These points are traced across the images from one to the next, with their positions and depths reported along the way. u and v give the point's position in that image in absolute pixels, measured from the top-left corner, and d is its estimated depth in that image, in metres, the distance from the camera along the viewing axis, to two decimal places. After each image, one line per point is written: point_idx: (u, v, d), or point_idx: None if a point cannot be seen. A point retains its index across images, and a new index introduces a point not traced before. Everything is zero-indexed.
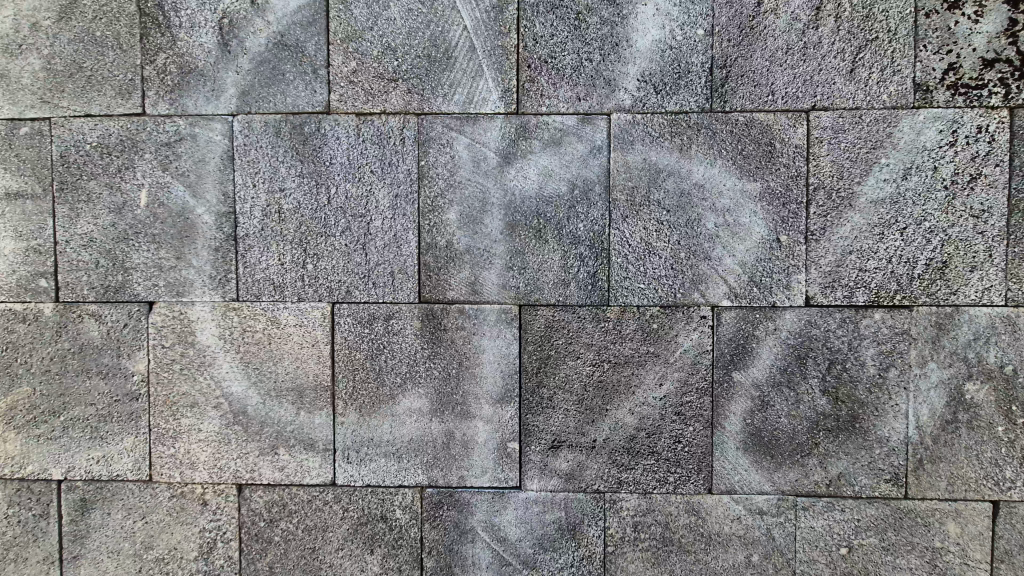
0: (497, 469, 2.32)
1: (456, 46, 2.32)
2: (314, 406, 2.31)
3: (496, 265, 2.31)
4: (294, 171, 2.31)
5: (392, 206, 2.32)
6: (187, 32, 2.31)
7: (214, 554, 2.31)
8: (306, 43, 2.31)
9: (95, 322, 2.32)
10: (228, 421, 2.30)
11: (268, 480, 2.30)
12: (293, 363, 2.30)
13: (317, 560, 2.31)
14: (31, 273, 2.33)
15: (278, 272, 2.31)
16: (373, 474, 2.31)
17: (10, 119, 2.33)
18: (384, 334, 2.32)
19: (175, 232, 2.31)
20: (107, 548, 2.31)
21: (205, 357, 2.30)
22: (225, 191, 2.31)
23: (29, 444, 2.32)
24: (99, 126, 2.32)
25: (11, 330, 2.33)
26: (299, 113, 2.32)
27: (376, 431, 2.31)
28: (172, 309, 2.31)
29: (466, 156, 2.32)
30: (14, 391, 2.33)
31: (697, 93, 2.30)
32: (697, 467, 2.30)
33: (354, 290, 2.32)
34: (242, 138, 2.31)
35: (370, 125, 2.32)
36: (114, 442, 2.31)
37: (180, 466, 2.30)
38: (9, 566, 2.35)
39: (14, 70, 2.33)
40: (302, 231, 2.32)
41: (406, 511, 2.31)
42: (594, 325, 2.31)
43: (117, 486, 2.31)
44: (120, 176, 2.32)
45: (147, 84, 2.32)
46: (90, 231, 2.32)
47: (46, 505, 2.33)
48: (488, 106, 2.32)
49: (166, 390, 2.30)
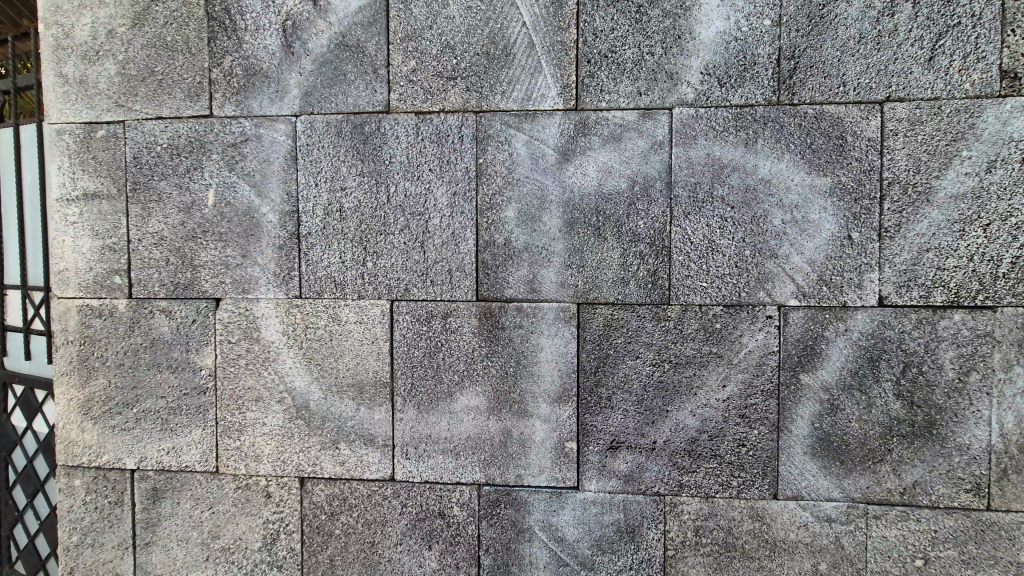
0: (555, 469, 2.30)
1: (514, 43, 2.31)
2: (373, 401, 2.33)
3: (554, 263, 2.29)
4: (355, 171, 2.34)
5: (450, 204, 2.33)
6: (253, 35, 2.37)
7: (277, 545, 2.36)
8: (366, 43, 2.34)
9: (165, 318, 2.40)
10: (291, 415, 2.35)
11: (329, 474, 2.34)
12: (353, 359, 2.34)
13: (376, 554, 2.33)
14: (106, 270, 2.42)
15: (338, 270, 2.35)
16: (431, 471, 2.32)
17: (87, 123, 2.44)
18: (442, 332, 2.33)
19: (241, 230, 2.37)
20: (177, 536, 2.39)
21: (269, 352, 2.35)
22: (289, 190, 2.36)
23: (105, 434, 2.42)
24: (169, 127, 2.39)
25: (88, 325, 2.43)
26: (360, 113, 2.35)
27: (434, 427, 2.32)
28: (238, 306, 2.37)
29: (525, 153, 2.30)
30: (92, 384, 2.43)
31: (763, 86, 2.22)
32: (761, 471, 2.23)
33: (413, 288, 2.33)
34: (305, 138, 2.35)
35: (429, 123, 2.33)
36: (183, 434, 2.38)
37: (246, 458, 2.36)
38: (86, 551, 2.45)
39: (91, 75, 2.43)
40: (362, 229, 2.35)
41: (463, 508, 2.31)
42: (654, 324, 2.26)
43: (186, 476, 2.39)
44: (189, 177, 2.39)
45: (214, 87, 2.38)
46: (161, 230, 2.40)
47: (120, 493, 2.42)
48: (546, 103, 2.30)
49: (232, 384, 2.37)
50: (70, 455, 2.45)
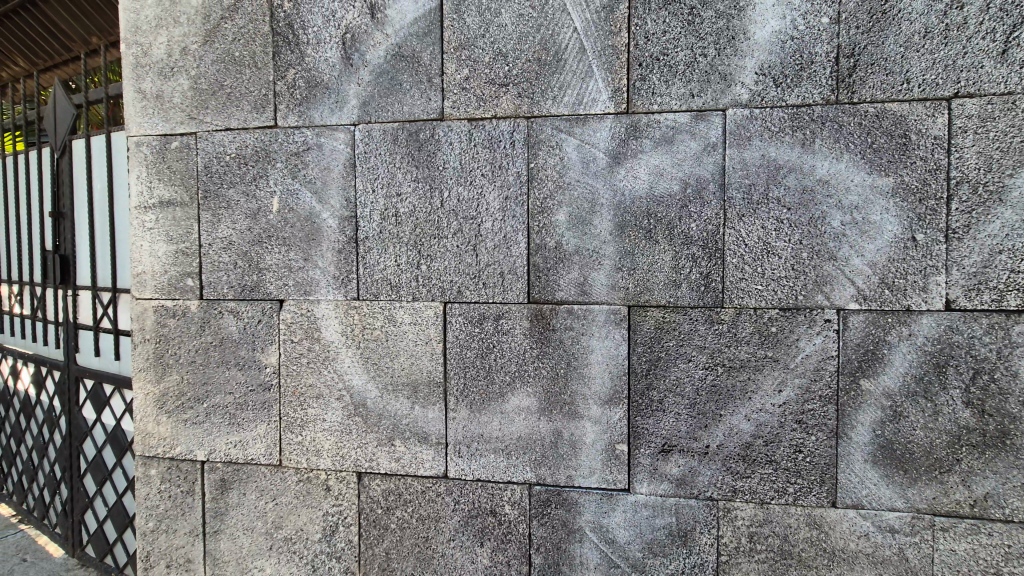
0: (606, 470, 2.31)
1: (566, 49, 2.34)
2: (427, 401, 2.40)
3: (605, 265, 2.31)
4: (411, 177, 2.42)
5: (502, 208, 2.37)
6: (315, 48, 2.48)
7: (336, 536, 2.46)
8: (422, 53, 2.41)
9: (233, 317, 2.53)
10: (350, 412, 2.45)
11: (385, 470, 2.42)
12: (408, 359, 2.41)
13: (430, 549, 2.40)
14: (180, 273, 2.58)
15: (394, 273, 2.43)
16: (483, 469, 2.37)
17: (163, 134, 2.60)
18: (493, 333, 2.37)
19: (302, 234, 2.49)
20: (243, 525, 2.52)
21: (329, 351, 2.46)
22: (348, 196, 2.46)
23: (178, 426, 2.58)
24: (237, 137, 2.53)
25: (163, 325, 2.59)
26: (415, 121, 2.42)
27: (486, 427, 2.37)
28: (300, 307, 2.48)
29: (576, 157, 2.32)
30: (166, 380, 2.59)
31: (821, 85, 2.18)
32: (819, 478, 2.18)
33: (466, 290, 2.39)
34: (363, 146, 2.45)
35: (481, 129, 2.38)
36: (248, 428, 2.51)
37: (307, 453, 2.47)
38: (161, 537, 2.62)
39: (166, 90, 2.59)
40: (417, 233, 2.42)
41: (514, 507, 2.35)
42: (707, 327, 2.24)
43: (251, 468, 2.52)
44: (255, 184, 2.52)
45: (278, 99, 2.50)
46: (229, 235, 2.54)
47: (192, 483, 2.58)
48: (597, 107, 2.31)
49: (295, 382, 2.48)
50: (147, 446, 2.63)
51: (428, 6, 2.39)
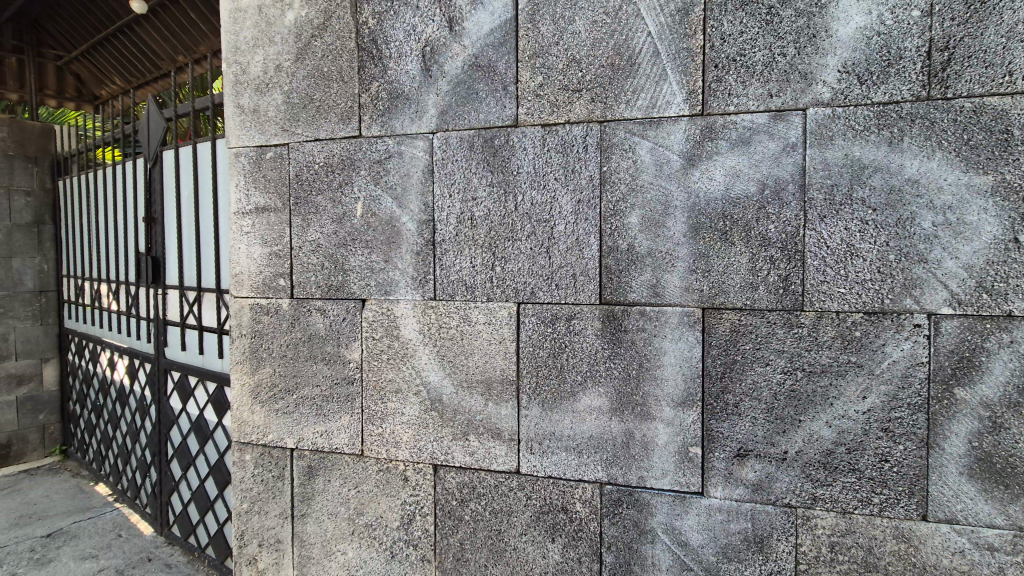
0: (679, 472, 2.30)
1: (640, 53, 2.35)
2: (501, 398, 2.48)
3: (679, 267, 2.30)
4: (486, 181, 2.51)
5: (575, 211, 2.42)
6: (397, 61, 2.62)
7: (413, 524, 2.58)
8: (497, 62, 2.50)
9: (320, 315, 2.71)
10: (427, 407, 2.56)
11: (460, 463, 2.52)
12: (483, 357, 2.50)
13: (502, 541, 2.48)
14: (273, 273, 2.79)
15: (470, 274, 2.53)
16: (555, 466, 2.42)
17: (259, 146, 2.83)
18: (566, 334, 2.42)
19: (384, 237, 2.63)
20: (328, 510, 2.69)
21: (407, 348, 2.59)
22: (426, 201, 2.58)
23: (270, 415, 2.79)
24: (325, 147, 2.71)
25: (258, 321, 2.81)
26: (491, 127, 2.51)
27: (558, 425, 2.42)
28: (381, 305, 2.63)
29: (649, 159, 2.33)
30: (260, 372, 2.81)
31: (911, 80, 2.08)
32: (908, 490, 2.10)
33: (539, 291, 2.45)
34: (441, 153, 2.56)
35: (555, 134, 2.44)
36: (333, 419, 2.68)
37: (387, 444, 2.61)
38: (254, 517, 2.83)
39: (262, 105, 2.81)
40: (492, 236, 2.51)
41: (586, 505, 2.39)
42: (786, 331, 2.20)
43: (335, 457, 2.68)
44: (341, 191, 2.69)
45: (363, 110, 2.66)
46: (317, 238, 2.72)
47: (282, 469, 2.77)
48: (672, 109, 2.31)
49: (376, 376, 2.63)
50: (242, 433, 2.85)
51: (504, 17, 2.48)
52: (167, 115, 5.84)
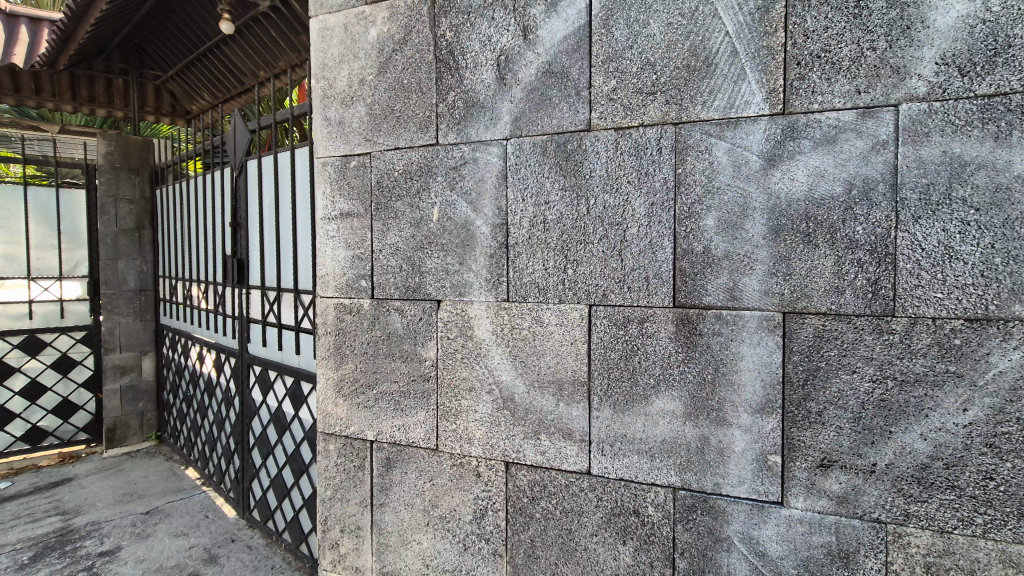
0: (756, 481, 2.25)
1: (717, 53, 2.31)
2: (572, 399, 2.51)
3: (758, 270, 2.25)
4: (559, 186, 2.55)
5: (648, 213, 2.41)
6: (472, 71, 2.72)
7: (486, 519, 2.66)
8: (571, 68, 2.54)
9: (398, 315, 2.85)
10: (500, 405, 2.64)
11: (531, 462, 2.58)
12: (554, 357, 2.54)
13: (573, 541, 2.51)
14: (355, 275, 2.97)
15: (542, 276, 2.58)
16: (626, 469, 2.42)
17: (344, 155, 3.01)
18: (638, 336, 2.41)
19: (459, 241, 2.74)
20: (405, 501, 2.83)
21: (480, 348, 2.68)
22: (500, 205, 2.66)
23: (352, 409, 2.96)
24: (404, 155, 2.86)
25: (342, 320, 3.00)
26: (563, 132, 2.55)
27: (630, 428, 2.41)
28: (455, 306, 2.73)
29: (727, 161, 2.29)
30: (343, 368, 2.99)
31: (1022, 70, 1.92)
32: (1016, 511, 1.94)
33: (611, 294, 2.46)
34: (515, 159, 2.63)
35: (629, 137, 2.44)
36: (410, 414, 2.81)
37: (460, 441, 2.71)
38: (337, 504, 3.02)
39: (347, 116, 3.00)
40: (564, 239, 2.55)
41: (658, 509, 2.37)
42: (875, 337, 2.10)
43: (412, 450, 2.81)
44: (419, 197, 2.82)
45: (441, 119, 2.78)
46: (396, 242, 2.87)
47: (362, 459, 2.94)
48: (750, 109, 2.26)
49: (451, 374, 2.73)
50: (327, 424, 3.04)
51: (578, 23, 2.52)
52: (252, 127, 6.33)
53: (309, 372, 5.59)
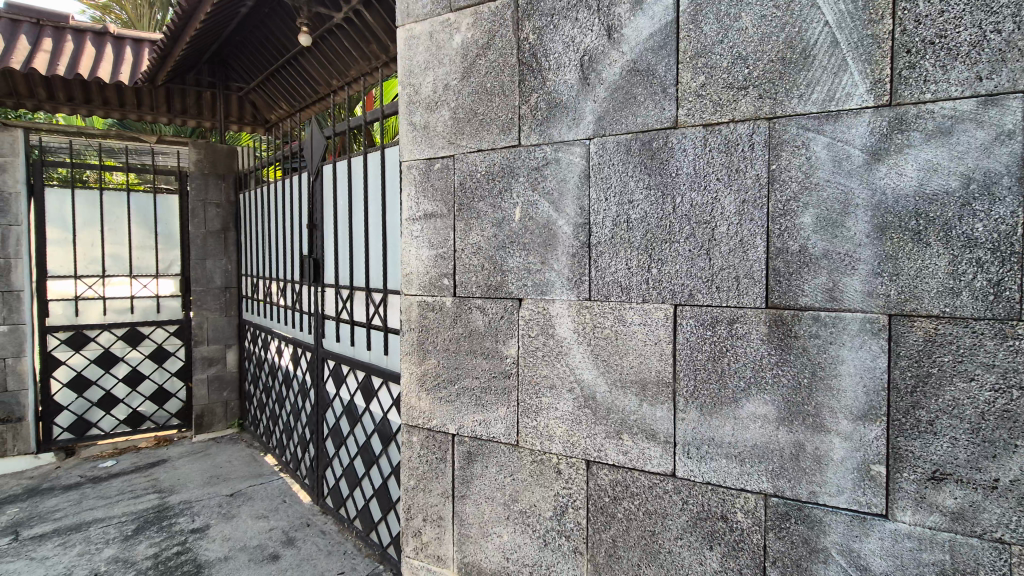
0: (856, 491, 2.14)
1: (815, 43, 2.19)
2: (656, 399, 2.48)
3: (861, 270, 2.13)
4: (643, 184, 2.52)
5: (739, 212, 2.34)
6: (555, 72, 2.74)
7: (566, 516, 2.68)
8: (657, 66, 2.50)
9: (480, 313, 2.93)
10: (581, 403, 2.65)
11: (613, 461, 2.57)
12: (638, 357, 2.52)
13: (656, 543, 2.48)
14: (438, 274, 3.08)
15: (625, 275, 2.56)
16: (714, 473, 2.36)
17: (428, 158, 3.13)
18: (727, 337, 2.35)
19: (541, 240, 2.77)
20: (485, 495, 2.91)
21: (562, 346, 2.70)
22: (582, 205, 2.67)
23: (434, 403, 3.07)
24: (487, 157, 2.93)
25: (425, 317, 3.11)
26: (649, 130, 2.51)
27: (718, 431, 2.36)
28: (537, 305, 2.77)
29: (826, 155, 2.18)
30: (426, 363, 3.10)
31: None
32: None
33: (697, 293, 2.41)
34: (598, 158, 2.63)
35: (718, 134, 2.37)
36: (491, 409, 2.89)
37: (540, 437, 2.75)
38: (420, 493, 3.14)
39: (432, 121, 3.11)
40: (649, 238, 2.51)
41: (748, 515, 2.30)
42: (998, 344, 1.92)
43: (493, 445, 2.88)
44: (501, 197, 2.89)
45: (523, 121, 2.82)
46: (478, 242, 2.95)
47: (444, 452, 3.04)
48: (852, 102, 2.13)
49: (533, 372, 2.77)
50: (410, 416, 3.17)
51: (664, 20, 2.47)
52: (327, 134, 6.64)
53: (380, 366, 5.82)
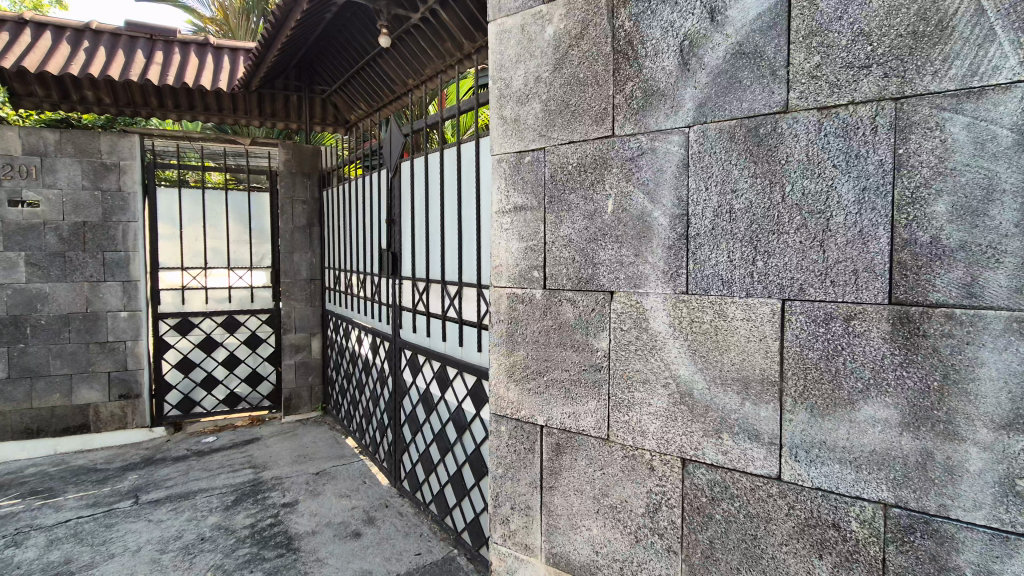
0: (997, 508, 1.93)
1: (956, 13, 1.96)
2: (760, 398, 2.37)
3: (1008, 263, 1.90)
4: (748, 173, 2.40)
5: (858, 200, 2.17)
6: (652, 60, 2.67)
7: (659, 514, 2.63)
8: (766, 47, 2.35)
9: (571, 305, 2.94)
10: (676, 400, 2.59)
11: (711, 461, 2.49)
12: (740, 354, 2.42)
13: (758, 548, 2.38)
14: (528, 266, 3.12)
15: (727, 268, 2.46)
16: (826, 478, 2.23)
17: (519, 151, 3.16)
18: (843, 335, 2.20)
19: (635, 232, 2.72)
20: (575, 486, 2.92)
21: (656, 340, 2.65)
22: (680, 195, 2.59)
23: (523, 394, 3.13)
24: (579, 149, 2.91)
25: (515, 309, 3.17)
26: (756, 116, 2.38)
27: (831, 434, 2.22)
28: (629, 298, 2.73)
29: (965, 137, 1.95)
30: (515, 354, 3.17)
31: None
32: None
33: (809, 287, 2.27)
34: (698, 146, 2.53)
35: (834, 117, 2.20)
36: (581, 402, 2.89)
37: (632, 432, 2.71)
38: (509, 482, 3.22)
39: (522, 115, 3.13)
40: (754, 230, 2.40)
41: (864, 526, 2.15)
42: None
43: (582, 438, 2.89)
44: (593, 189, 2.86)
45: (617, 111, 2.77)
46: (569, 234, 2.95)
47: (532, 442, 3.09)
48: (1000, 76, 1.88)
49: (625, 366, 2.74)
50: (499, 406, 3.25)
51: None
52: (405, 131, 6.83)
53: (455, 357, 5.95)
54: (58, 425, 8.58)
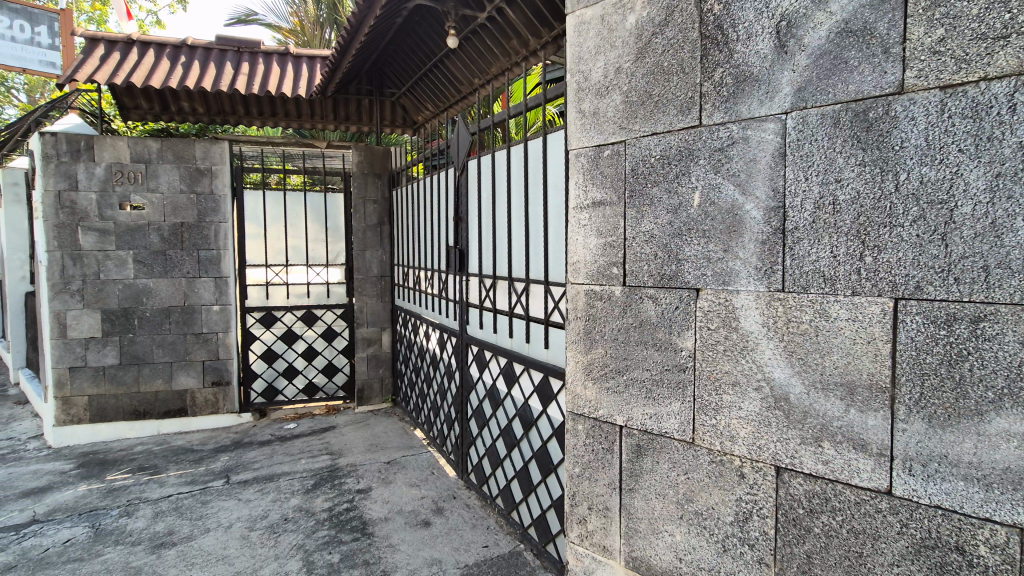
0: None
1: None
2: (867, 406, 2.19)
3: None
4: (855, 161, 2.21)
5: (990, 188, 1.92)
6: (744, 43, 2.52)
7: (750, 524, 2.50)
8: (876, 23, 2.15)
9: (652, 303, 2.85)
10: (770, 403, 2.44)
11: (809, 470, 2.34)
12: (845, 357, 2.24)
13: (864, 566, 2.21)
14: (607, 262, 3.05)
15: (829, 264, 2.29)
16: (947, 496, 2.02)
17: (597, 145, 3.10)
18: (970, 339, 1.97)
19: (724, 227, 2.59)
20: (656, 490, 2.84)
21: (748, 341, 2.51)
22: (776, 186, 2.43)
23: (601, 393, 3.08)
24: (663, 140, 2.80)
25: (593, 306, 3.13)
26: (865, 99, 2.18)
27: (954, 448, 2.00)
28: (718, 296, 2.61)
29: None
30: (593, 352, 3.12)
31: None
32: None
33: (927, 285, 2.06)
34: (796, 134, 2.37)
35: (960, 96, 1.97)
36: (664, 404, 2.80)
37: (720, 436, 2.59)
38: (586, 482, 3.19)
39: (602, 108, 3.07)
40: (861, 222, 2.21)
41: (994, 551, 1.93)
42: None
43: (665, 440, 2.80)
44: (678, 182, 2.75)
45: (705, 99, 2.65)
46: (651, 229, 2.86)
47: (611, 442, 3.05)
48: None
49: (711, 367, 2.62)
50: (576, 404, 3.23)
51: None
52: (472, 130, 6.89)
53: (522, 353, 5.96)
54: (161, 407, 9.43)
